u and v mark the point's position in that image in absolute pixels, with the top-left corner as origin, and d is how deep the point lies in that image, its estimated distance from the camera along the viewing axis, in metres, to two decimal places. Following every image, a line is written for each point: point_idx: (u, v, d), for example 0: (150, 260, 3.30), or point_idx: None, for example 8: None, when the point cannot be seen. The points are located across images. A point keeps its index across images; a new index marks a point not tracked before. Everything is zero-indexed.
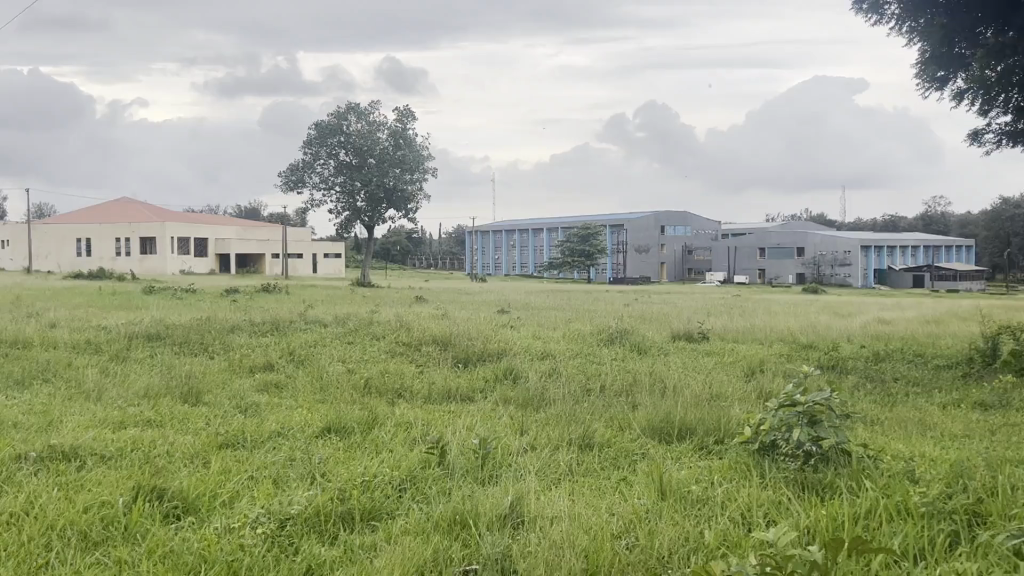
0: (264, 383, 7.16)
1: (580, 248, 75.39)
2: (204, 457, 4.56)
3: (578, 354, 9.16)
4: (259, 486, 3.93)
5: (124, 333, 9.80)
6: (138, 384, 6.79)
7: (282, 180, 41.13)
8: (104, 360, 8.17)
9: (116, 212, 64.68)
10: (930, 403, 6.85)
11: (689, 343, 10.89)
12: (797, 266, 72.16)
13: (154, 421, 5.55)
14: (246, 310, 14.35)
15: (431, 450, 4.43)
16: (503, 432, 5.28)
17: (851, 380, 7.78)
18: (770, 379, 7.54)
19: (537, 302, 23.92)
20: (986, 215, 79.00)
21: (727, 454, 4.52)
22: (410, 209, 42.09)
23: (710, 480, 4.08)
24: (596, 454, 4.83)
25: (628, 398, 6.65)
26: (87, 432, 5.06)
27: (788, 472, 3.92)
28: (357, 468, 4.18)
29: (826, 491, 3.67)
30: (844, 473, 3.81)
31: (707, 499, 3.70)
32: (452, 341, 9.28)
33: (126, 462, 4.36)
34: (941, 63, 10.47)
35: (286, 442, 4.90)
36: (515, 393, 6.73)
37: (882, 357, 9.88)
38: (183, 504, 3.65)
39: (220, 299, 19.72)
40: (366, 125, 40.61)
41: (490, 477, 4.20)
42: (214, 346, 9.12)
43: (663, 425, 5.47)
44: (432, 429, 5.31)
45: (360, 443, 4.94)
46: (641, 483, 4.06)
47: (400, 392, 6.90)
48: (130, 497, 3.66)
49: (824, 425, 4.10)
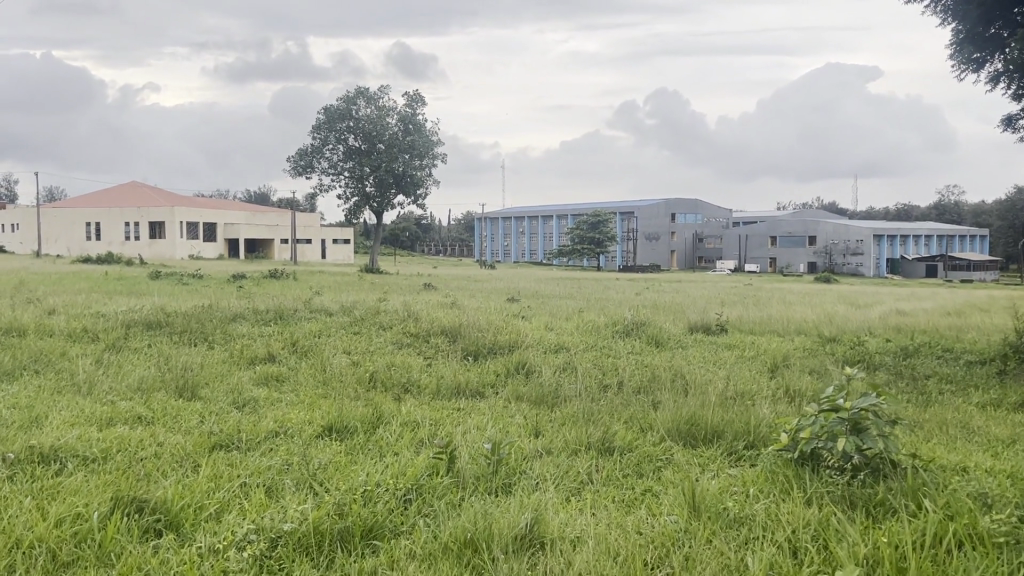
0: (264, 377, 6.81)
1: (591, 236, 74.56)
2: (194, 460, 4.24)
3: (592, 347, 8.84)
4: (252, 496, 3.58)
5: (122, 321, 9.48)
6: (133, 376, 6.45)
7: (290, 165, 40.89)
8: (99, 350, 7.85)
9: (126, 196, 64.59)
10: (969, 403, 6.43)
11: (708, 336, 10.49)
12: (809, 254, 71.41)
13: (144, 419, 5.20)
14: (251, 297, 14.03)
15: (440, 455, 4.07)
16: (517, 433, 4.94)
17: (882, 377, 7.39)
18: (796, 376, 7.15)
19: (547, 289, 23.71)
20: (1001, 206, 78.36)
21: (761, 464, 4.13)
22: (420, 194, 41.76)
23: (745, 494, 3.70)
24: (617, 460, 4.47)
25: (648, 396, 6.27)
26: (71, 431, 4.73)
27: (834, 487, 3.56)
28: (358, 476, 3.83)
29: (879, 511, 3.31)
30: (896, 488, 3.45)
31: (744, 519, 3.33)
32: (461, 333, 8.90)
33: (109, 466, 4.02)
34: (977, 44, 10.02)
35: (284, 444, 4.56)
36: (528, 390, 6.37)
37: (911, 351, 9.45)
38: (166, 517, 3.31)
39: (226, 286, 19.45)
40: (375, 110, 40.15)
41: (504, 489, 3.85)
42: (214, 336, 8.80)
43: (687, 428, 5.09)
44: (440, 429, 4.98)
45: (364, 445, 4.60)
46: (670, 497, 3.68)
47: (407, 387, 6.55)
48: (107, 508, 3.32)
49: (872, 433, 3.69)
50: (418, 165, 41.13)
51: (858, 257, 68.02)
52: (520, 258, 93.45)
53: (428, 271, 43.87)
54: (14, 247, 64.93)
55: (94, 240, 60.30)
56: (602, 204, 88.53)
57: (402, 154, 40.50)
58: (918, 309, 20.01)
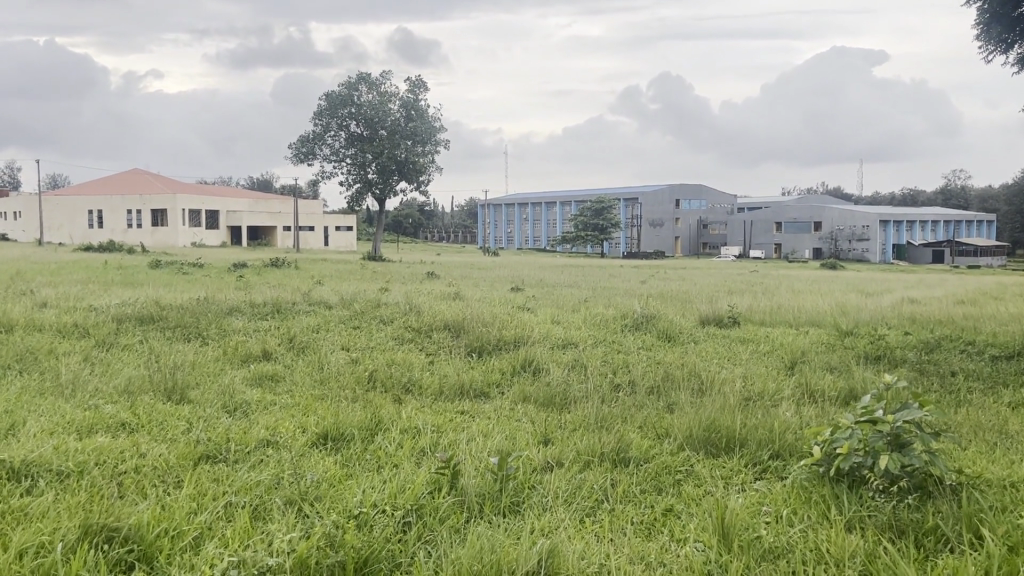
0: (258, 376, 6.50)
1: (596, 222, 74.01)
2: (177, 475, 3.92)
3: (601, 342, 8.50)
4: (237, 520, 3.28)
5: (114, 316, 9.16)
6: (122, 376, 6.15)
7: (293, 152, 40.42)
8: (89, 346, 7.56)
9: (128, 184, 64.32)
10: (1001, 403, 6.11)
11: (721, 329, 10.16)
12: (814, 240, 70.86)
13: (128, 425, 4.88)
14: (251, 288, 13.67)
15: (443, 470, 3.74)
16: (526, 442, 4.60)
17: (907, 374, 7.07)
18: (817, 374, 6.84)
19: (551, 278, 23.32)
20: (1007, 191, 77.90)
21: (792, 477, 3.82)
22: (422, 181, 41.32)
23: (777, 517, 3.39)
24: (633, 473, 4.15)
25: (663, 398, 5.95)
26: (48, 440, 4.41)
27: (875, 512, 3.25)
28: (353, 496, 3.50)
29: (930, 542, 3.01)
30: (948, 514, 3.14)
31: (779, 550, 3.03)
32: (465, 328, 8.56)
33: (82, 484, 3.69)
34: (1004, 24, 9.68)
35: (275, 455, 4.24)
36: (535, 391, 6.05)
37: (933, 345, 9.11)
38: (140, 546, 2.99)
39: (227, 275, 19.12)
40: (377, 96, 39.62)
41: (512, 510, 3.54)
42: (209, 331, 8.48)
43: (707, 433, 4.76)
44: (444, 437, 4.67)
45: (360, 457, 4.29)
46: (695, 520, 3.37)
47: (408, 387, 6.26)
48: (75, 536, 2.99)
49: (917, 451, 3.36)
50: (421, 151, 40.68)
51: (863, 243, 67.18)
52: (523, 244, 93.29)
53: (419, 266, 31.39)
54: (16, 236, 64.63)
55: (95, 228, 60.07)
56: (606, 190, 87.90)
57: (404, 141, 40.06)
58: (928, 297, 19.77)
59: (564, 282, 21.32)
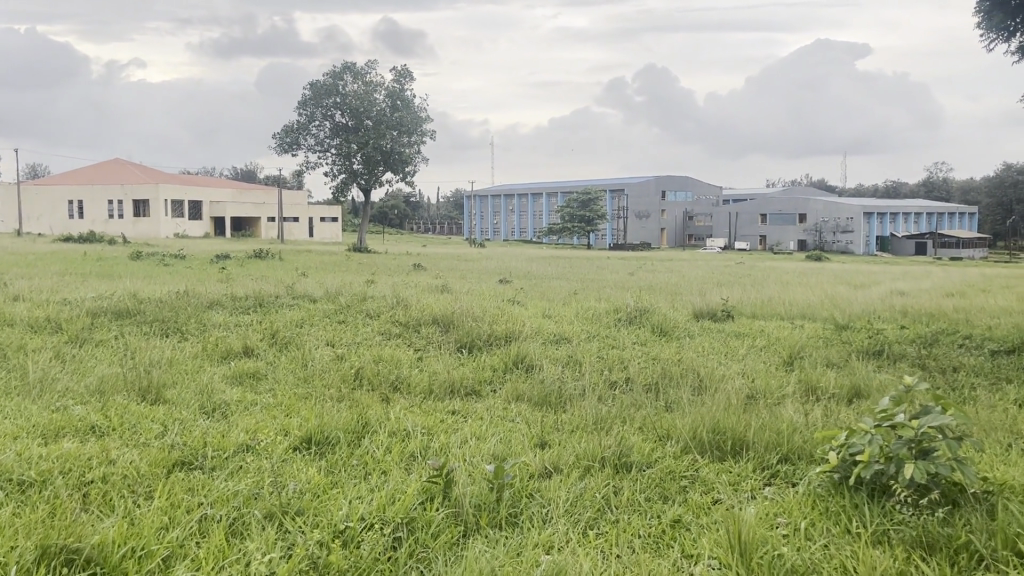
0: (239, 374, 6.21)
1: (582, 214, 73.74)
2: (149, 484, 3.64)
3: (594, 337, 8.27)
4: (213, 537, 3.01)
5: (88, 309, 8.82)
6: (95, 375, 5.84)
7: (275, 142, 39.82)
8: (61, 342, 7.24)
9: (110, 173, 63.44)
10: (1006, 399, 5.94)
11: (715, 323, 9.96)
12: (800, 232, 70.95)
13: (98, 429, 4.59)
14: (232, 282, 13.27)
15: (434, 480, 3.48)
16: (521, 446, 4.36)
17: (909, 369, 6.87)
18: (818, 370, 6.64)
19: (537, 270, 22.97)
20: (989, 183, 78.46)
21: (807, 485, 3.61)
22: (408, 171, 40.91)
23: (795, 529, 3.18)
24: (637, 478, 3.92)
25: (662, 396, 5.72)
26: (11, 445, 4.12)
27: (903, 526, 3.04)
28: (340, 509, 3.24)
29: (964, 559, 2.80)
30: (980, 530, 2.93)
31: (803, 569, 2.81)
32: (455, 322, 8.29)
33: (41, 498, 3.40)
34: (1007, 10, 9.48)
35: (255, 462, 3.98)
36: (529, 389, 5.81)
37: (930, 339, 8.94)
38: (103, 569, 2.72)
39: (208, 267, 18.71)
40: (362, 86, 39.11)
41: (510, 522, 3.30)
42: (188, 326, 8.16)
43: (712, 435, 4.53)
44: (435, 440, 4.41)
45: (346, 462, 4.04)
46: (709, 532, 3.15)
47: (396, 384, 6.01)
48: (31, 559, 2.71)
49: (945, 460, 3.15)
50: (407, 142, 40.27)
51: (847, 235, 67.33)
52: (508, 236, 92.91)
53: (407, 258, 29.61)
54: None
55: (76, 218, 59.35)
56: (592, 181, 87.67)
57: (389, 131, 39.57)
58: (917, 289, 19.76)
59: (552, 274, 21.11)
